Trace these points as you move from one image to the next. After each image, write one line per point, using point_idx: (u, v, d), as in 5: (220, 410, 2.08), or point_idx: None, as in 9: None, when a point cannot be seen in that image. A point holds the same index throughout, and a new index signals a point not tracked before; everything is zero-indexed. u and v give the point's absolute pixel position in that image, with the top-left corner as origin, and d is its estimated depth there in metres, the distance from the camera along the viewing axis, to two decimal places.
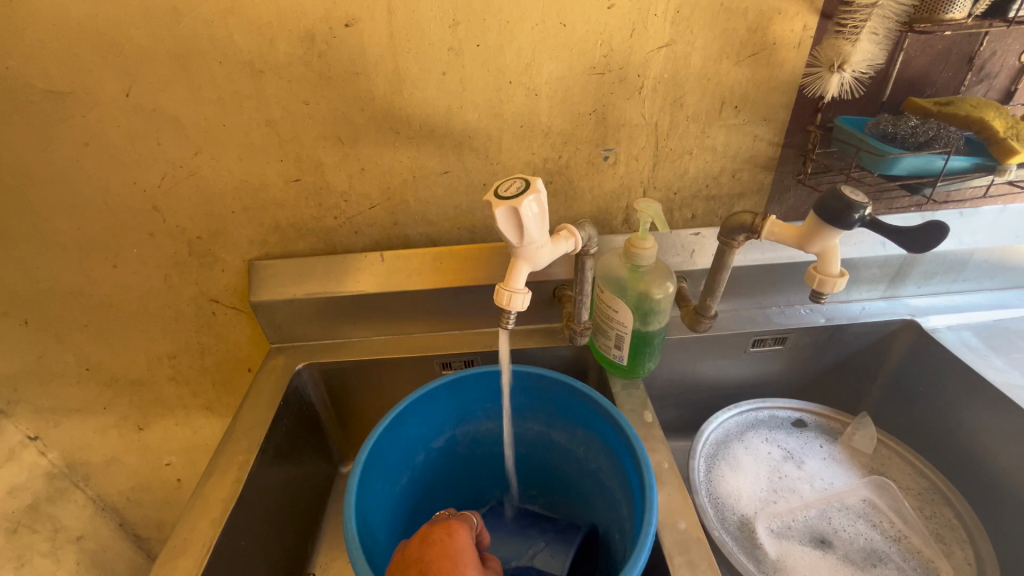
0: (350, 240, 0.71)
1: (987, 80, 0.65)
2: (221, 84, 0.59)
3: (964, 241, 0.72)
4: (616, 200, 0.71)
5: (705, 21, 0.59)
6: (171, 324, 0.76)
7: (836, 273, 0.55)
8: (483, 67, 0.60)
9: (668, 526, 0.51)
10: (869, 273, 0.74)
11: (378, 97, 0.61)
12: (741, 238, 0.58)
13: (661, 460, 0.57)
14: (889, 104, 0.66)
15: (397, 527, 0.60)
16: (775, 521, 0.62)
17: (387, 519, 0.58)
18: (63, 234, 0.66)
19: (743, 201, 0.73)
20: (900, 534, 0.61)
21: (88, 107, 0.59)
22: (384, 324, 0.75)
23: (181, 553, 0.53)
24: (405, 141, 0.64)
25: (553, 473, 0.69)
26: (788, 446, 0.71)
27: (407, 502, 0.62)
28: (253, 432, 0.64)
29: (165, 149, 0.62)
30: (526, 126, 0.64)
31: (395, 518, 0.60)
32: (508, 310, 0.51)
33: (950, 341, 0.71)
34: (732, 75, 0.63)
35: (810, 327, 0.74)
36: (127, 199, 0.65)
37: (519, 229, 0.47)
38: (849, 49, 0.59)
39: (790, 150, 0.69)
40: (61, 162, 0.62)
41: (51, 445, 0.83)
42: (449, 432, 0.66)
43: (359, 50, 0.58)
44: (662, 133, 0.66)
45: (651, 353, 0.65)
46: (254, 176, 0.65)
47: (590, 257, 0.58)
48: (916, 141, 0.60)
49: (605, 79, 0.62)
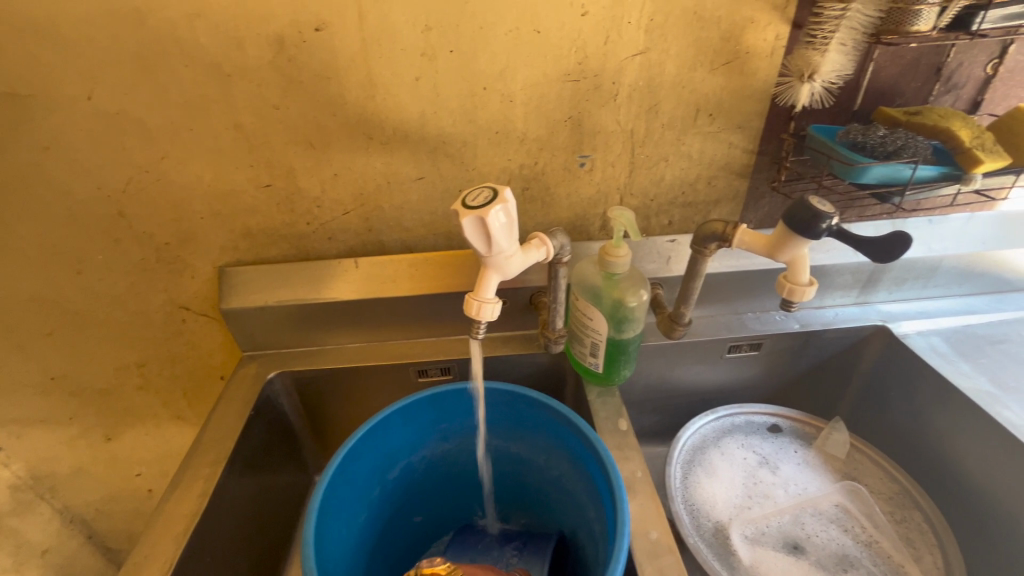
0: (324, 246, 0.70)
1: (954, 91, 0.66)
2: (188, 88, 0.57)
3: (934, 248, 0.73)
4: (593, 207, 0.71)
5: (678, 29, 0.59)
6: (139, 332, 0.74)
7: (806, 282, 0.55)
8: (457, 73, 0.60)
9: (640, 535, 0.51)
10: (842, 280, 0.75)
11: (350, 102, 0.60)
12: (713, 246, 0.58)
13: (634, 468, 0.57)
14: (859, 113, 0.67)
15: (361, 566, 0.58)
16: (750, 527, 0.62)
17: (348, 560, 0.56)
18: (23, 241, 0.64)
19: (718, 208, 0.73)
20: (872, 538, 0.61)
21: (48, 110, 0.57)
22: (359, 331, 0.74)
23: (142, 571, 0.52)
24: (378, 147, 0.63)
25: (516, 486, 0.68)
26: (764, 451, 0.72)
27: (368, 539, 0.61)
28: (221, 443, 0.63)
29: (131, 153, 0.60)
30: (501, 132, 0.64)
31: (358, 557, 0.58)
32: (478, 320, 0.51)
33: (920, 347, 0.72)
34: (706, 83, 0.63)
35: (784, 333, 0.75)
36: (91, 204, 0.63)
37: (487, 239, 0.46)
38: (819, 59, 0.59)
39: (764, 158, 0.69)
40: (20, 166, 0.60)
41: (13, 457, 0.80)
42: (404, 460, 0.64)
43: (331, 54, 0.57)
44: (638, 140, 0.66)
45: (626, 361, 0.65)
46: (224, 181, 0.63)
47: (563, 265, 0.58)
48: (885, 150, 0.61)
49: (580, 86, 0.62)
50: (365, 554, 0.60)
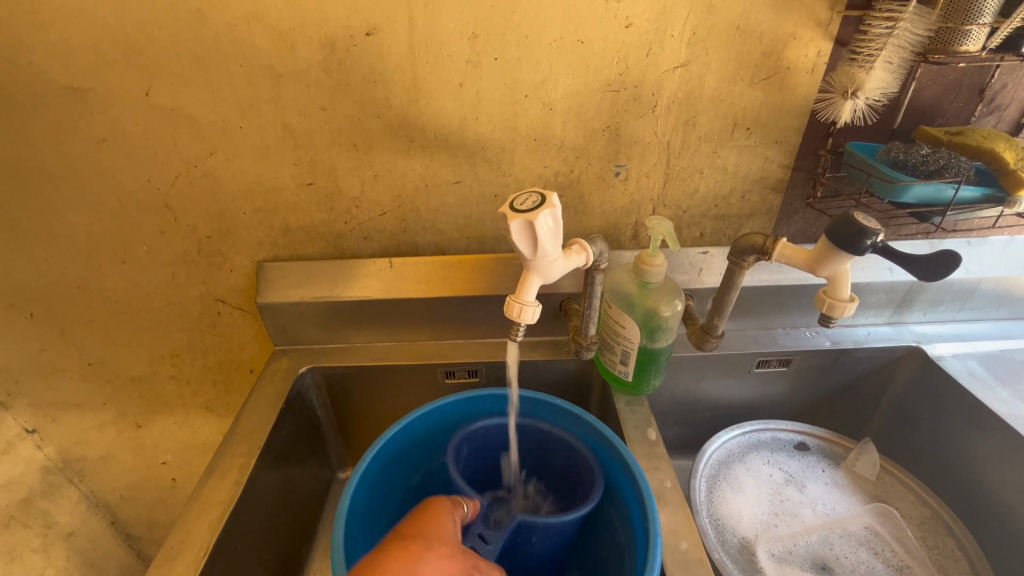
0: (359, 245, 0.72)
1: (997, 112, 0.66)
2: (240, 86, 0.59)
3: (971, 270, 0.72)
4: (626, 216, 0.71)
5: (720, 43, 0.60)
6: (176, 323, 0.76)
7: (847, 298, 0.55)
8: (500, 80, 0.61)
9: (670, 546, 0.51)
10: (876, 299, 0.74)
11: (394, 106, 0.61)
12: (751, 259, 0.58)
13: (664, 478, 0.57)
14: (900, 132, 0.66)
15: None
16: (777, 545, 0.61)
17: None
18: (74, 229, 0.67)
19: (752, 222, 0.73)
20: (903, 563, 0.60)
21: (106, 104, 0.59)
22: (389, 330, 0.75)
23: (177, 555, 0.53)
24: (419, 149, 0.64)
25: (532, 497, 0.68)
26: (790, 469, 0.71)
27: None
28: (254, 435, 0.64)
29: (181, 148, 0.62)
30: (539, 139, 0.65)
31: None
32: (518, 323, 0.51)
33: (955, 370, 0.70)
34: (746, 97, 0.63)
35: (814, 350, 0.74)
36: (140, 196, 0.65)
37: (533, 242, 0.47)
38: (863, 76, 0.59)
39: (800, 174, 0.69)
40: (76, 156, 0.62)
41: (47, 439, 0.82)
42: (424, 467, 0.64)
43: (378, 59, 0.59)
44: (674, 152, 0.67)
45: (656, 371, 0.65)
46: (267, 178, 0.65)
47: (600, 271, 0.59)
48: (927, 169, 0.61)
49: (619, 96, 0.63)
50: None
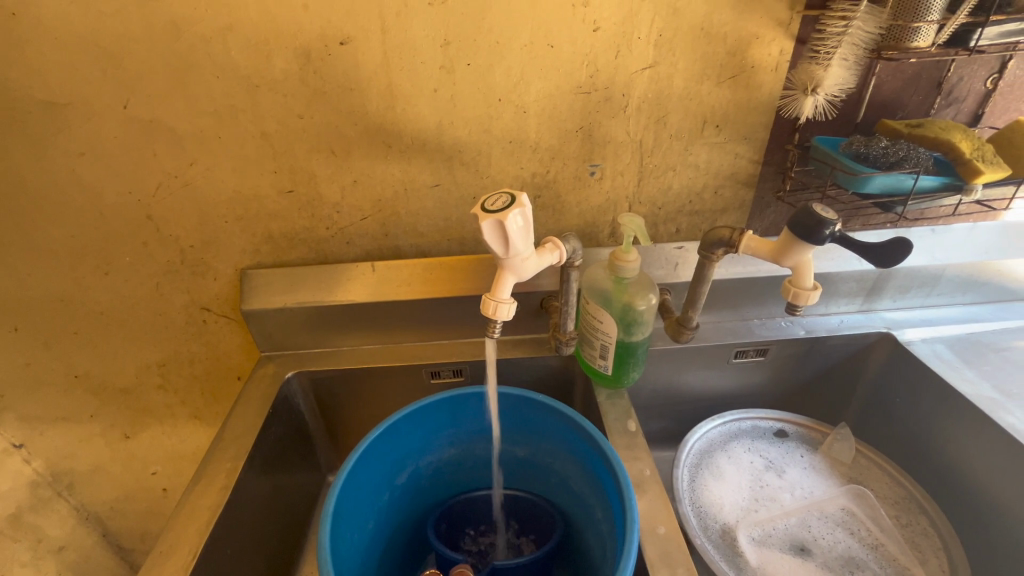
0: (341, 250, 0.73)
1: (955, 104, 0.68)
2: (218, 98, 0.60)
3: (937, 256, 0.75)
4: (603, 214, 0.73)
5: (686, 45, 0.62)
6: (161, 333, 0.76)
7: (811, 286, 0.57)
8: (474, 85, 0.62)
9: (648, 532, 0.53)
10: (847, 287, 0.77)
11: (371, 112, 0.63)
12: (720, 252, 0.60)
13: (643, 467, 0.58)
14: (862, 126, 0.69)
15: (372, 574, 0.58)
16: (757, 529, 0.63)
17: (360, 566, 0.55)
18: (56, 242, 0.67)
19: (725, 216, 0.75)
20: (878, 541, 0.62)
21: (85, 118, 0.60)
22: (373, 333, 0.76)
23: (167, 559, 0.53)
24: (397, 155, 0.66)
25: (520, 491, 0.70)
26: (770, 456, 0.73)
27: (378, 547, 0.60)
28: (241, 440, 0.64)
29: (161, 160, 0.63)
30: (514, 141, 0.66)
31: (368, 564, 0.57)
32: (494, 320, 0.53)
33: (924, 354, 0.73)
34: (713, 95, 0.65)
35: (790, 339, 0.76)
36: (122, 208, 0.66)
37: (504, 241, 0.49)
38: (821, 74, 0.61)
39: (769, 169, 0.71)
40: (57, 171, 0.63)
41: (35, 453, 0.82)
42: (411, 466, 0.64)
43: (354, 67, 0.60)
44: (646, 150, 0.69)
45: (635, 364, 0.66)
46: (248, 187, 0.66)
47: (575, 268, 0.60)
48: (887, 161, 0.62)
49: (591, 98, 0.64)
50: (375, 563, 0.59)
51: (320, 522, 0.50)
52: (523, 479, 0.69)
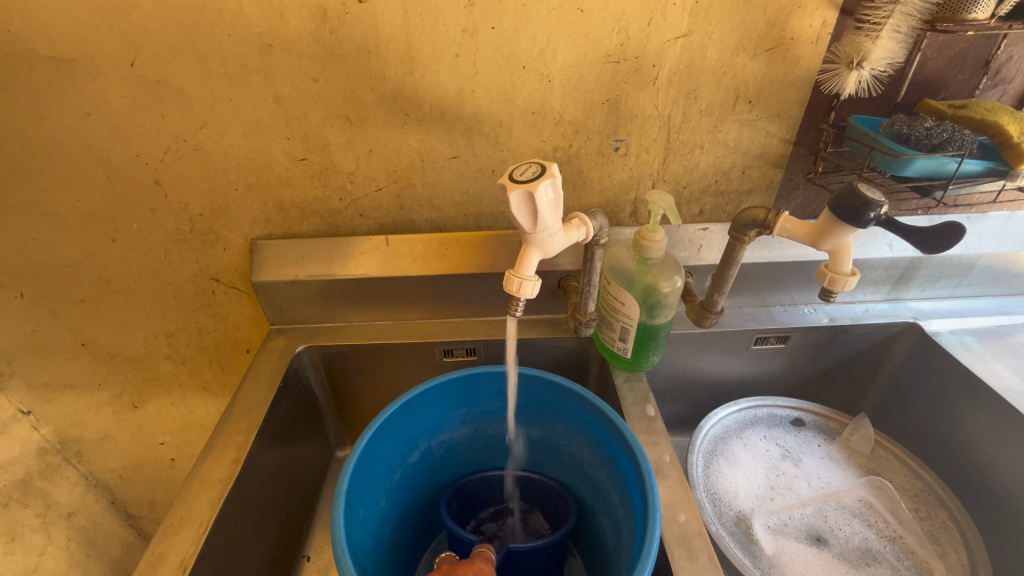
0: (354, 222, 0.70)
1: (1002, 85, 0.65)
2: (229, 58, 0.57)
3: (970, 246, 0.72)
4: (625, 192, 0.71)
5: (723, 12, 0.58)
6: (169, 303, 0.75)
7: (848, 272, 0.55)
8: (497, 51, 0.59)
9: (668, 519, 0.51)
10: (875, 275, 0.74)
11: (388, 77, 0.60)
12: (752, 233, 0.57)
13: (662, 453, 0.57)
14: (903, 105, 0.65)
15: (383, 552, 0.57)
16: (772, 518, 0.62)
17: (372, 545, 0.54)
18: (61, 207, 0.65)
19: (752, 198, 0.72)
20: (896, 534, 0.61)
21: (90, 76, 0.57)
22: (385, 309, 0.74)
23: (177, 532, 0.53)
24: (414, 124, 0.63)
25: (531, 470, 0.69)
26: (786, 444, 0.71)
27: (389, 525, 0.59)
28: (252, 412, 0.63)
29: (169, 123, 0.61)
30: (537, 113, 0.63)
31: (380, 543, 0.56)
32: (518, 298, 0.51)
33: (951, 345, 0.71)
34: (749, 69, 0.62)
35: (812, 327, 0.74)
36: (129, 173, 0.64)
37: (532, 215, 0.46)
38: (869, 46, 0.58)
39: (801, 149, 0.68)
40: (61, 131, 0.60)
41: (43, 420, 0.82)
42: (424, 444, 0.63)
43: (371, 28, 0.57)
44: (674, 126, 0.66)
45: (655, 347, 0.65)
46: (259, 154, 0.64)
47: (600, 247, 0.58)
48: (930, 143, 0.60)
49: (620, 68, 0.61)
50: (386, 541, 0.58)
51: (333, 499, 0.49)
52: (537, 461, 0.68)
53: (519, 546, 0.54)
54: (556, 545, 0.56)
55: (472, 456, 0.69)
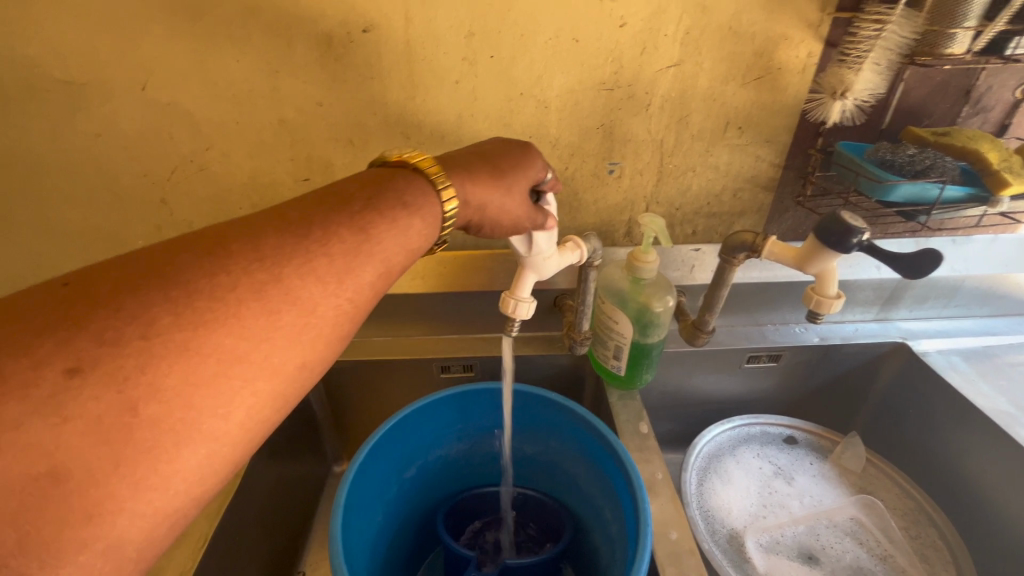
0: None
1: (982, 114, 0.67)
2: (237, 82, 0.59)
3: (956, 268, 0.74)
4: (620, 213, 0.72)
5: (712, 43, 0.61)
6: None
7: (834, 295, 0.56)
8: (496, 78, 0.61)
9: (660, 536, 0.52)
10: (863, 295, 0.76)
11: (390, 102, 0.62)
12: (741, 256, 0.59)
13: (655, 470, 0.58)
14: (888, 132, 0.68)
15: (379, 568, 0.57)
16: (764, 536, 0.63)
17: (368, 560, 0.55)
18: (69, 223, 0.67)
19: (743, 219, 0.74)
20: (887, 553, 0.62)
21: (103, 98, 0.59)
22: (384, 325, 0.76)
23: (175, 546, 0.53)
24: (414, 146, 0.65)
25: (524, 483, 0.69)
26: (779, 462, 0.72)
27: (385, 540, 0.59)
28: None
29: (177, 143, 0.63)
30: (534, 137, 0.66)
31: (376, 559, 0.57)
32: (513, 318, 0.54)
33: (940, 365, 0.72)
34: (738, 96, 0.64)
35: (803, 346, 0.76)
36: (136, 191, 0.65)
37: (528, 237, 0.52)
38: (852, 77, 0.60)
39: (790, 173, 0.70)
40: (72, 151, 0.62)
41: None
42: (420, 460, 0.64)
43: (375, 55, 0.59)
44: (667, 150, 0.68)
45: (648, 365, 0.66)
46: (264, 174, 0.65)
47: (594, 268, 0.60)
48: (913, 169, 0.62)
49: (614, 95, 0.63)
50: (382, 556, 0.58)
51: (331, 513, 0.50)
52: (533, 478, 0.69)
53: (514, 563, 0.55)
54: (551, 562, 0.57)
55: (465, 469, 0.69)
